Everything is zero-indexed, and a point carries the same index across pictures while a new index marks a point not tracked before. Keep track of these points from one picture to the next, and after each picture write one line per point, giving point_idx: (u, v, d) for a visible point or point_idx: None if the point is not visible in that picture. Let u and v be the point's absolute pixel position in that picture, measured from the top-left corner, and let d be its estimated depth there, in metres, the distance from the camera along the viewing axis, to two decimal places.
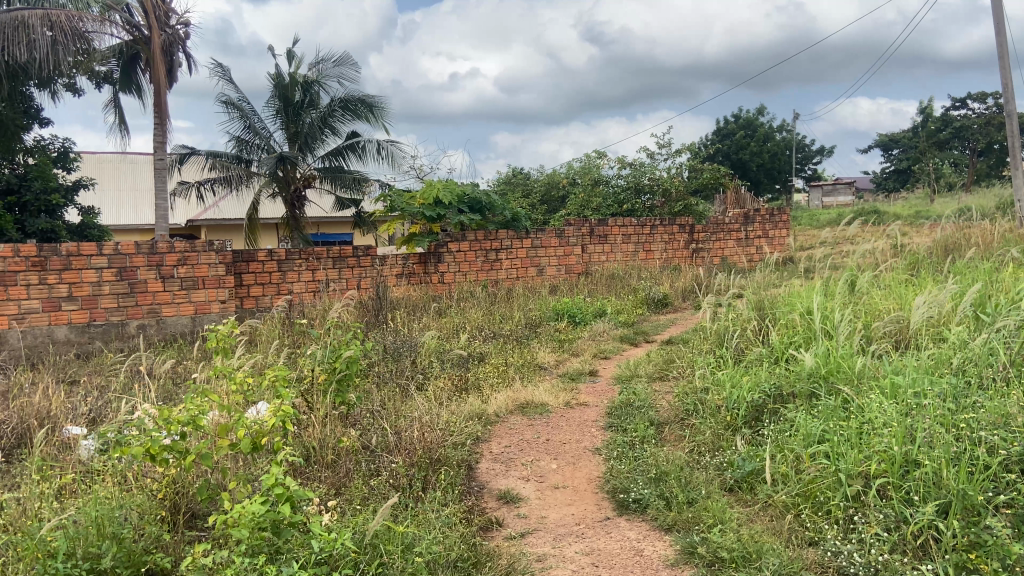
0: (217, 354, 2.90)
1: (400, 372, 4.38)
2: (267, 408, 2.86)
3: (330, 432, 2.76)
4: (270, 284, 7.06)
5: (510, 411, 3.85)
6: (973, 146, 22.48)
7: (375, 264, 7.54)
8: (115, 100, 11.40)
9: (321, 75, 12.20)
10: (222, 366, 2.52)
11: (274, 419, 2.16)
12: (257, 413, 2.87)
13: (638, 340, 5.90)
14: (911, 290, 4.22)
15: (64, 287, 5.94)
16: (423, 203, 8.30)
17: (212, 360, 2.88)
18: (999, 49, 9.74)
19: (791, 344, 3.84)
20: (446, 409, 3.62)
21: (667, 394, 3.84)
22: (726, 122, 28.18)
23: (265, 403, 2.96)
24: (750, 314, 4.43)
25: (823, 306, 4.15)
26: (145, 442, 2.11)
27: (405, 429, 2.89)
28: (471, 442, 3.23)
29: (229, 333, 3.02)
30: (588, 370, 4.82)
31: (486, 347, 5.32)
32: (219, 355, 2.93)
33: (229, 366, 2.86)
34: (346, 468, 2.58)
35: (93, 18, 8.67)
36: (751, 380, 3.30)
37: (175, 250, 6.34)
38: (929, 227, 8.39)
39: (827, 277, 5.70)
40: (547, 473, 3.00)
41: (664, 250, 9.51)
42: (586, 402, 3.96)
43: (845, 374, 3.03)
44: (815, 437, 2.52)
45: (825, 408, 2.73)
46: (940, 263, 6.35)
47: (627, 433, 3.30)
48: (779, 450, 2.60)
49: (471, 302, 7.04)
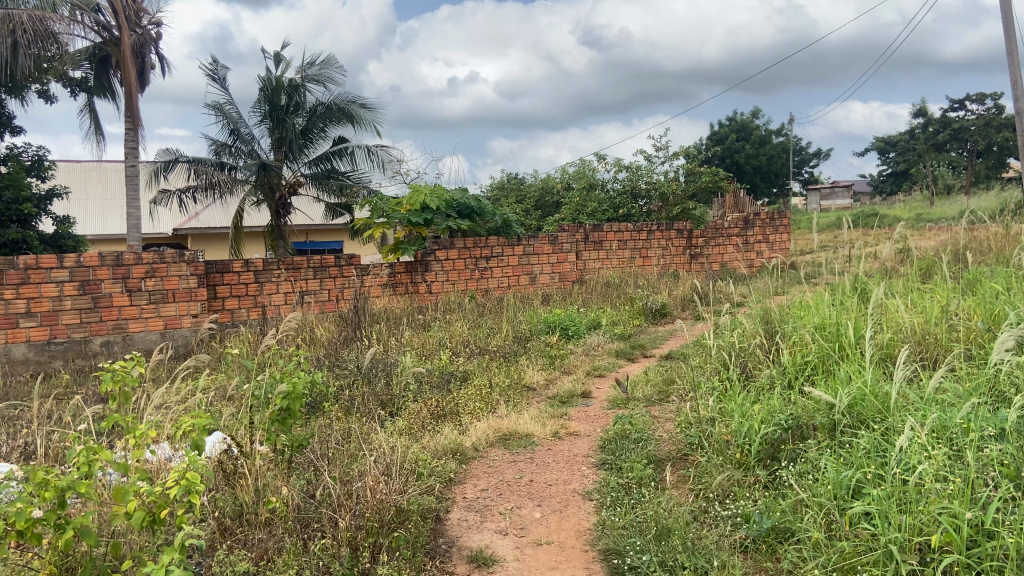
0: (119, 397, 2.43)
1: (371, 399, 3.95)
2: (220, 437, 2.83)
3: (263, 485, 2.32)
4: (247, 296, 6.59)
5: (491, 443, 3.41)
6: (971, 147, 22.07)
7: (358, 274, 7.08)
8: (89, 105, 11.00)
9: (307, 79, 11.71)
10: (116, 414, 2.06)
11: (177, 483, 1.75)
12: (214, 442, 2.79)
13: (635, 355, 5.47)
14: (939, 301, 3.79)
15: (23, 302, 5.50)
16: (409, 210, 7.81)
17: (110, 404, 2.41)
18: (1007, 45, 9.32)
19: (807, 364, 3.40)
20: (417, 445, 3.18)
21: (667, 423, 3.40)
22: (721, 126, 27.89)
23: (221, 435, 2.84)
24: (757, 329, 3.99)
25: (839, 320, 3.72)
26: (10, 515, 1.66)
27: (359, 477, 2.45)
28: (440, 486, 2.80)
29: (139, 370, 2.53)
30: (580, 391, 4.36)
31: (471, 365, 4.88)
32: (118, 398, 2.43)
33: (130, 409, 2.39)
34: (282, 535, 2.15)
35: (59, 18, 8.25)
36: (763, 410, 2.86)
37: (143, 261, 5.88)
38: (936, 230, 8.00)
39: (835, 284, 5.29)
40: (529, 524, 2.56)
41: (661, 257, 9.09)
42: (578, 432, 3.51)
43: (873, 409, 2.60)
44: (849, 489, 2.11)
45: (856, 449, 2.30)
46: (954, 267, 5.96)
47: (622, 474, 2.86)
48: (805, 501, 2.18)
49: (457, 313, 6.60)
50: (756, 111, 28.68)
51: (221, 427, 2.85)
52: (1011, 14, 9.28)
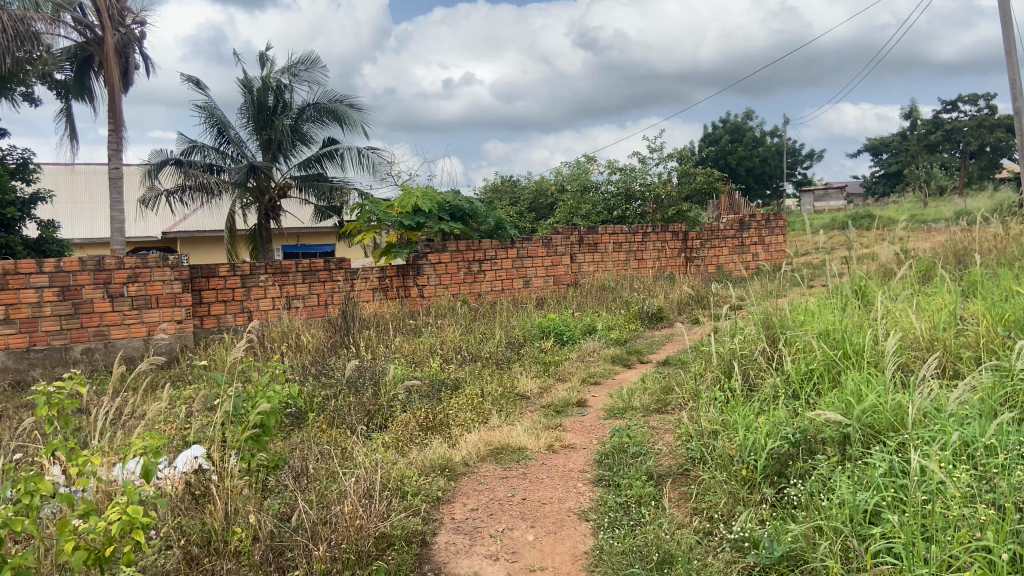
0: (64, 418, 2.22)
1: (357, 412, 3.77)
2: (197, 453, 2.68)
3: (234, 510, 2.15)
4: (233, 301, 6.40)
5: (482, 458, 3.25)
6: (965, 148, 22.07)
7: (347, 278, 6.91)
8: (66, 109, 10.81)
9: (294, 79, 11.55)
10: (58, 439, 1.83)
11: (130, 520, 1.56)
12: (190, 457, 2.64)
13: (632, 361, 5.31)
14: (949, 306, 3.64)
15: (1, 308, 5.29)
16: (401, 212, 7.62)
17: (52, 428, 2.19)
18: (1006, 45, 9.21)
19: (813, 372, 3.24)
20: (404, 460, 3.02)
21: (668, 435, 3.23)
22: (715, 127, 27.82)
23: (198, 450, 2.67)
24: (760, 335, 3.81)
25: (846, 325, 3.56)
26: None
27: (338, 500, 2.30)
28: (427, 506, 2.63)
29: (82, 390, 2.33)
30: (575, 400, 4.20)
31: (462, 372, 4.72)
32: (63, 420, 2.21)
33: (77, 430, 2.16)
34: (253, 566, 1.98)
35: (42, 16, 8.04)
36: (768, 422, 2.70)
37: (126, 265, 5.68)
38: (936, 231, 7.87)
39: (835, 286, 5.14)
40: (521, 548, 2.39)
41: (656, 258, 8.95)
42: (573, 445, 3.35)
43: (888, 425, 2.44)
44: (865, 514, 1.98)
45: (873, 469, 2.15)
46: (956, 269, 5.83)
47: (621, 492, 2.70)
48: (820, 524, 2.03)
49: (449, 318, 6.43)
50: (750, 112, 28.62)
51: (198, 442, 2.69)
52: (1009, 14, 9.18)
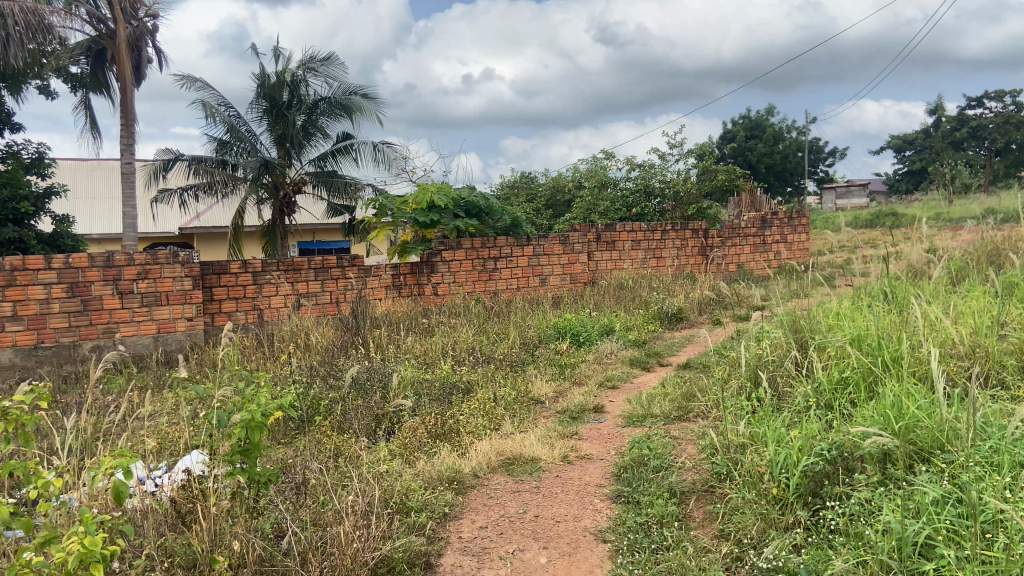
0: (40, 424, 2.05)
1: (364, 418, 3.59)
2: (194, 463, 2.53)
3: (221, 531, 1.99)
4: (245, 299, 6.27)
5: (493, 469, 3.07)
6: (991, 146, 21.62)
7: (360, 276, 6.74)
8: (86, 102, 10.77)
9: (309, 73, 11.41)
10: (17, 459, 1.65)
11: (88, 553, 1.39)
12: (187, 468, 2.49)
13: (651, 364, 5.10)
14: (992, 311, 3.40)
15: (9, 305, 5.17)
16: (415, 208, 7.41)
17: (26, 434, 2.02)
18: None
19: (848, 381, 3.03)
20: (410, 472, 2.85)
21: (692, 447, 3.03)
22: (734, 124, 27.49)
23: (194, 461, 2.51)
24: (789, 339, 3.61)
25: (882, 330, 3.33)
26: None
27: (334, 521, 2.14)
28: (432, 524, 2.46)
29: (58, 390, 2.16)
30: (592, 406, 4.00)
31: (476, 374, 4.54)
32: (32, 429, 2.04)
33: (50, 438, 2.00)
34: None
35: (54, 9, 7.96)
36: (801, 436, 2.49)
37: (135, 262, 5.55)
38: (967, 230, 7.59)
39: (864, 287, 4.91)
40: (532, 572, 2.22)
41: (676, 257, 8.74)
42: (590, 455, 3.15)
43: (935, 443, 2.22)
44: (915, 547, 1.79)
45: (923, 495, 1.95)
46: (990, 269, 5.58)
47: (641, 511, 2.50)
48: (864, 556, 1.83)
49: (463, 317, 6.25)
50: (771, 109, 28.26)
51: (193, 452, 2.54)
52: None
